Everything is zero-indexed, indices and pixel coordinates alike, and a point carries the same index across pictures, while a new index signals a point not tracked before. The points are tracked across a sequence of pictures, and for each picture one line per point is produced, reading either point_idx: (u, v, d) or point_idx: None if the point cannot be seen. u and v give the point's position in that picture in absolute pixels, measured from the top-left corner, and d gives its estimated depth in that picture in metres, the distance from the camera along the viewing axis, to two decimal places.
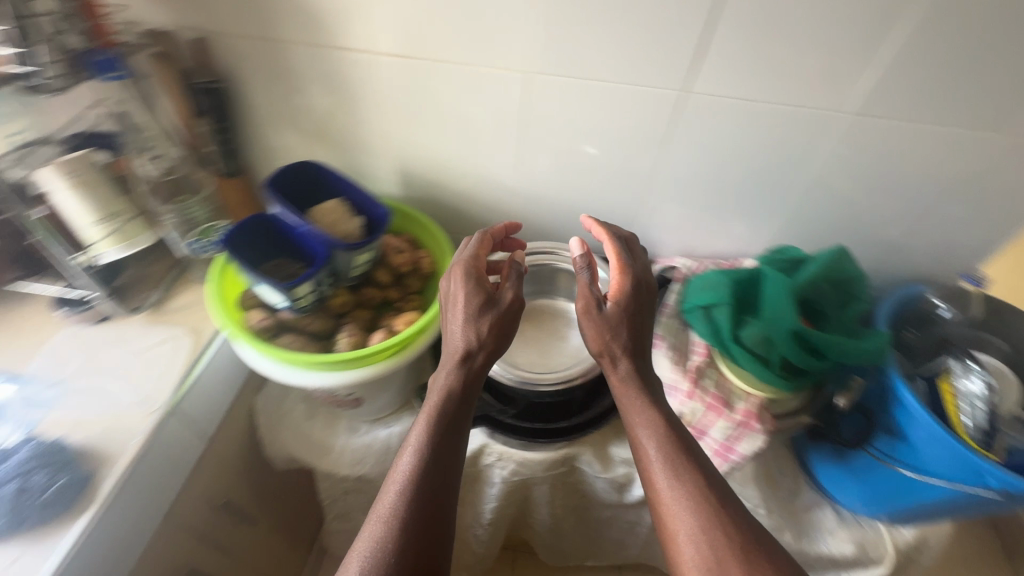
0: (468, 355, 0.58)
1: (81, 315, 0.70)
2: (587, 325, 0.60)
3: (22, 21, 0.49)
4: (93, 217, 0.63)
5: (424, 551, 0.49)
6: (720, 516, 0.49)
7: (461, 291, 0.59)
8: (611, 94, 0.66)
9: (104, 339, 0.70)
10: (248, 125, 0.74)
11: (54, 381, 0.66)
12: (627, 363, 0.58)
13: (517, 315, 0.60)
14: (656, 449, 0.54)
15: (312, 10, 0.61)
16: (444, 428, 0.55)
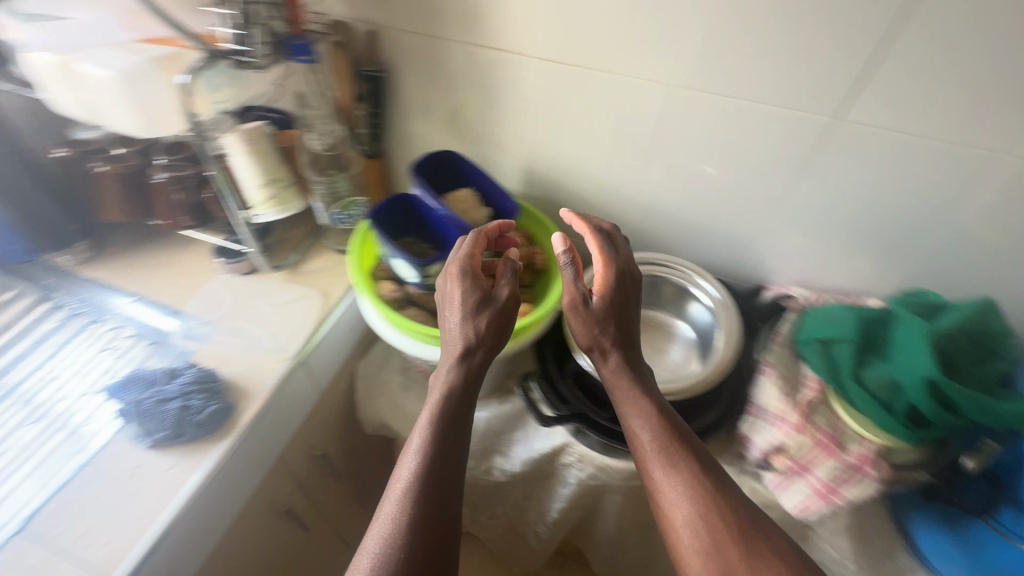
0: (468, 351, 0.59)
1: (234, 266, 0.80)
2: (581, 327, 0.63)
3: (247, 7, 0.56)
4: (259, 183, 0.71)
5: (434, 544, 0.50)
6: (715, 500, 0.53)
7: (456, 287, 0.59)
8: (754, 114, 0.66)
9: (249, 289, 0.79)
10: (396, 113, 0.81)
11: (207, 320, 0.75)
12: (615, 354, 0.61)
13: (511, 307, 0.60)
14: (650, 437, 0.57)
15: (478, 13, 0.66)
16: (448, 424, 0.56)
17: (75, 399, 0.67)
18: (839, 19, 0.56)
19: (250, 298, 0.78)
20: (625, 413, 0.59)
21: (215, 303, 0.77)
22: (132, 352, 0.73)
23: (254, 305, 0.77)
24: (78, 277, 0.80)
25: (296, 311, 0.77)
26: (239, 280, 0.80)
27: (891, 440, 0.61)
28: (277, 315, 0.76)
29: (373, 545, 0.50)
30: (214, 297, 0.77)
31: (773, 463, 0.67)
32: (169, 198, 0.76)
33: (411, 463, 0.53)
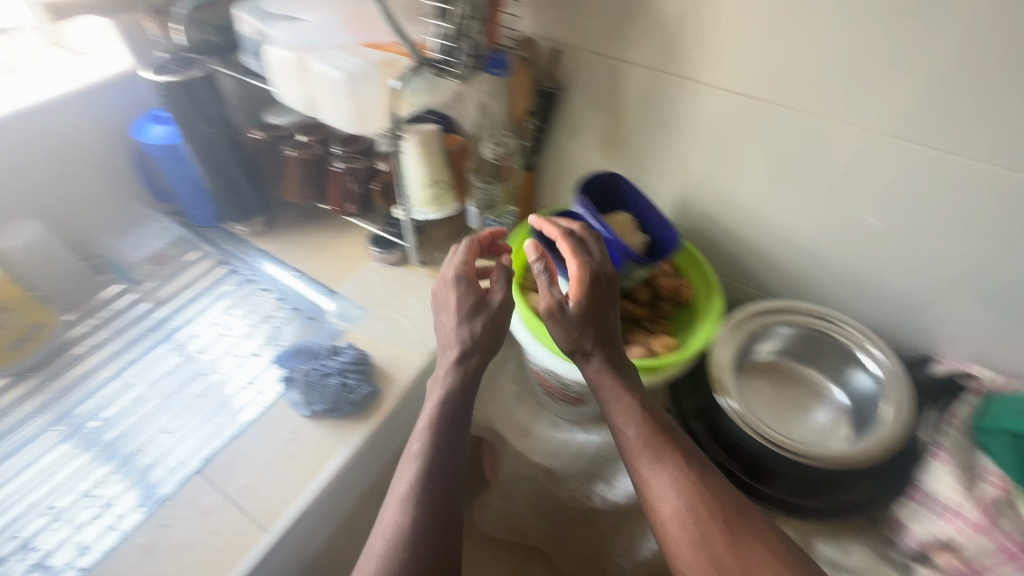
0: (463, 355, 0.60)
1: (386, 256, 0.84)
2: (559, 333, 0.61)
3: (461, 22, 0.59)
4: (423, 182, 0.75)
5: (438, 539, 0.53)
6: (700, 494, 0.55)
7: (453, 296, 0.61)
8: (965, 172, 0.60)
9: (397, 280, 0.83)
10: (558, 129, 0.82)
11: (359, 304, 0.80)
12: (598, 358, 0.60)
13: (506, 315, 0.63)
14: (635, 432, 0.58)
15: (671, 40, 0.65)
16: (448, 425, 0.58)
17: (243, 359, 0.74)
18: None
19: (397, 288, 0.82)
20: (611, 413, 0.60)
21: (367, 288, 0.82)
22: (291, 324, 0.79)
23: (401, 296, 0.81)
24: (252, 246, 0.88)
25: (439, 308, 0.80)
26: (388, 271, 0.85)
27: None
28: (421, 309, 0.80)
29: (379, 548, 0.53)
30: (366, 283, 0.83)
31: (933, 558, 0.61)
32: (342, 186, 0.82)
33: (412, 469, 0.56)
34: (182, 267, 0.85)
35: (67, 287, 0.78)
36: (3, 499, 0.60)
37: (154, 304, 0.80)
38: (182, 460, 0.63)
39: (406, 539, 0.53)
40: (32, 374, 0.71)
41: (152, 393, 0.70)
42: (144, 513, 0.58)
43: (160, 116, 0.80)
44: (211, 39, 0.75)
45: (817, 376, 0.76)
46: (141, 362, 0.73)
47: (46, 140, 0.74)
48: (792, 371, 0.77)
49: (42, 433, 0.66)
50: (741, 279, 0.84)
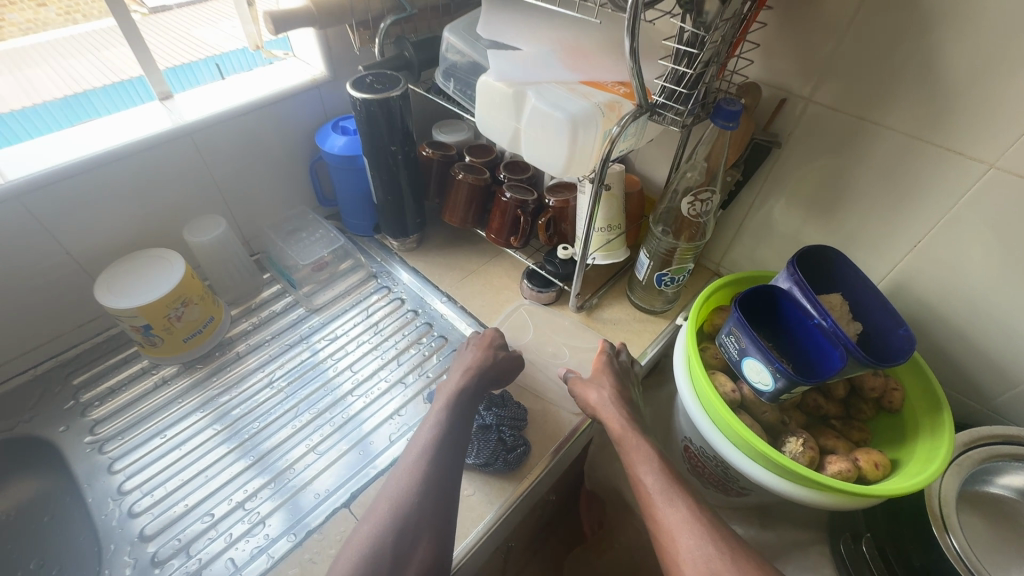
0: (478, 365, 0.65)
1: (541, 295, 0.79)
2: (579, 399, 0.66)
3: (703, 69, 0.52)
4: (601, 224, 0.71)
5: (435, 524, 0.50)
6: (715, 536, 0.50)
7: (485, 332, 0.70)
8: None
9: (549, 322, 0.79)
10: (755, 183, 0.73)
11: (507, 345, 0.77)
12: (619, 410, 0.62)
13: (519, 359, 0.69)
14: (652, 473, 0.56)
15: (941, 104, 0.54)
16: (455, 417, 0.58)
17: (389, 387, 0.71)
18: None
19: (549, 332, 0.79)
20: (627, 459, 0.59)
21: (517, 328, 0.79)
22: (438, 355, 0.75)
23: (554, 341, 0.77)
24: (404, 262, 0.88)
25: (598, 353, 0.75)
26: (539, 309, 0.80)
27: None
28: (574, 360, 0.75)
29: (376, 522, 0.50)
30: (520, 321, 0.80)
31: None
32: (506, 216, 0.78)
33: (420, 448, 0.55)
34: (336, 276, 0.86)
35: (236, 283, 0.81)
36: (159, 503, 0.60)
37: (309, 311, 0.81)
38: (330, 489, 0.61)
39: (402, 518, 0.50)
40: (199, 366, 0.73)
41: (304, 407, 0.69)
42: (293, 542, 0.56)
43: (342, 126, 0.80)
44: (406, 55, 0.74)
45: None
46: (295, 372, 0.73)
47: (241, 143, 0.76)
48: None
49: (200, 433, 0.66)
50: (957, 387, 0.70)
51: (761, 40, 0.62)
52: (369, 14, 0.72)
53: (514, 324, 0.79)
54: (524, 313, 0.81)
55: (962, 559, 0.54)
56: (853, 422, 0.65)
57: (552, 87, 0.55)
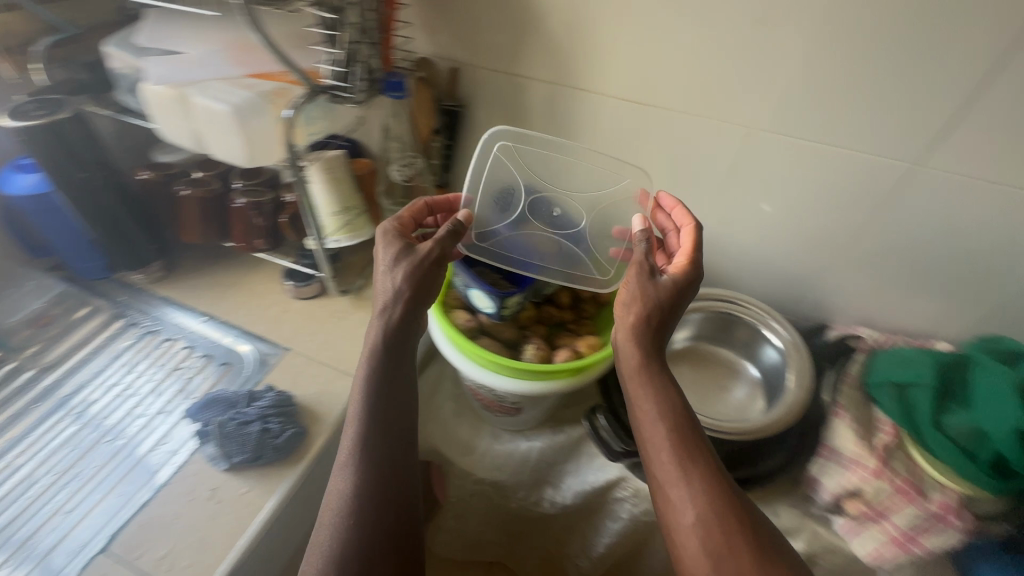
0: (392, 301, 0.59)
1: (548, 166, 0.70)
2: (627, 294, 0.60)
3: (352, 48, 0.59)
4: (334, 208, 0.74)
5: (386, 506, 0.53)
6: (728, 505, 0.50)
7: (378, 243, 0.61)
8: (822, 159, 0.67)
9: (554, 174, 0.70)
10: (467, 143, 0.84)
11: (499, 208, 0.68)
12: (649, 346, 0.57)
13: (433, 249, 0.61)
14: (669, 439, 0.54)
15: (560, 54, 0.69)
16: (382, 400, 0.57)
17: (149, 420, 0.68)
18: (940, 66, 0.56)
19: (558, 184, 0.70)
20: (644, 408, 0.56)
21: (513, 192, 0.69)
22: (204, 373, 0.74)
23: (571, 222, 0.69)
24: (151, 294, 0.82)
25: (617, 220, 0.69)
26: (528, 145, 0.70)
27: (971, 487, 0.62)
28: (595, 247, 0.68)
29: (332, 520, 0.52)
30: (511, 177, 0.69)
31: (848, 508, 0.67)
32: (248, 221, 0.78)
33: None
34: (70, 327, 0.78)
35: None
36: None
37: (39, 372, 0.73)
38: (84, 541, 0.56)
39: (352, 507, 0.52)
40: None
41: (43, 471, 0.63)
42: None
43: (26, 164, 0.72)
44: (80, 78, 0.70)
45: (729, 356, 0.81)
46: (26, 440, 0.66)
47: None
48: (711, 353, 0.82)
49: None
50: None
51: (420, 19, 0.71)
52: (13, 40, 0.69)
53: (503, 193, 0.69)
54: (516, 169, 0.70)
55: None
56: (580, 320, 0.78)
57: (220, 84, 0.58)
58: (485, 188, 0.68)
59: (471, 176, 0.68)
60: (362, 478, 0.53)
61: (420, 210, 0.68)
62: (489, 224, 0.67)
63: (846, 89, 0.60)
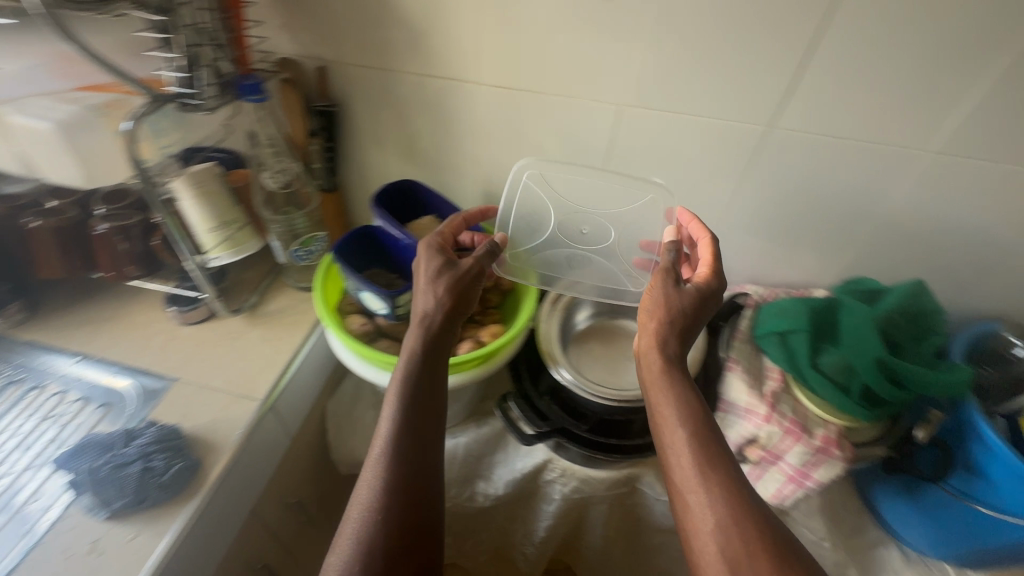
0: (432, 316, 0.60)
1: (576, 187, 0.73)
2: (650, 301, 0.62)
3: (191, 51, 0.56)
4: (209, 224, 0.69)
5: (410, 519, 0.53)
6: (746, 512, 0.49)
7: (420, 255, 0.63)
8: (689, 128, 0.70)
9: (582, 194, 0.73)
10: (350, 143, 0.81)
11: (528, 233, 0.71)
12: (672, 351, 0.59)
13: (474, 269, 0.63)
14: (690, 440, 0.54)
15: (426, 44, 0.68)
16: (409, 423, 0.56)
17: (16, 478, 0.61)
18: (775, 32, 0.59)
19: (584, 204, 0.72)
20: (664, 408, 0.56)
21: (541, 217, 0.72)
22: (83, 415, 0.68)
23: (600, 239, 0.71)
24: (8, 341, 0.73)
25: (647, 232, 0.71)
26: (557, 171, 0.73)
27: (848, 417, 0.67)
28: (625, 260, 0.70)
29: (359, 507, 0.53)
30: (541, 201, 0.72)
31: (748, 454, 0.71)
32: (113, 248, 0.72)
33: None
34: None
35: None
36: None
37: None
38: None
39: (379, 503, 0.52)
40: None
41: None
42: None
43: None
44: None
45: (633, 328, 0.85)
46: None
47: None
48: (615, 326, 0.85)
49: None
50: None
51: (275, 18, 0.68)
52: None
53: (532, 214, 0.72)
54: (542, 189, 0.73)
55: (574, 384, 0.73)
56: (486, 313, 0.78)
57: (41, 100, 0.56)
58: (513, 215, 0.71)
59: (505, 201, 0.72)
60: (390, 474, 0.53)
61: (459, 225, 0.69)
62: (520, 244, 0.70)
63: (698, 61, 0.63)
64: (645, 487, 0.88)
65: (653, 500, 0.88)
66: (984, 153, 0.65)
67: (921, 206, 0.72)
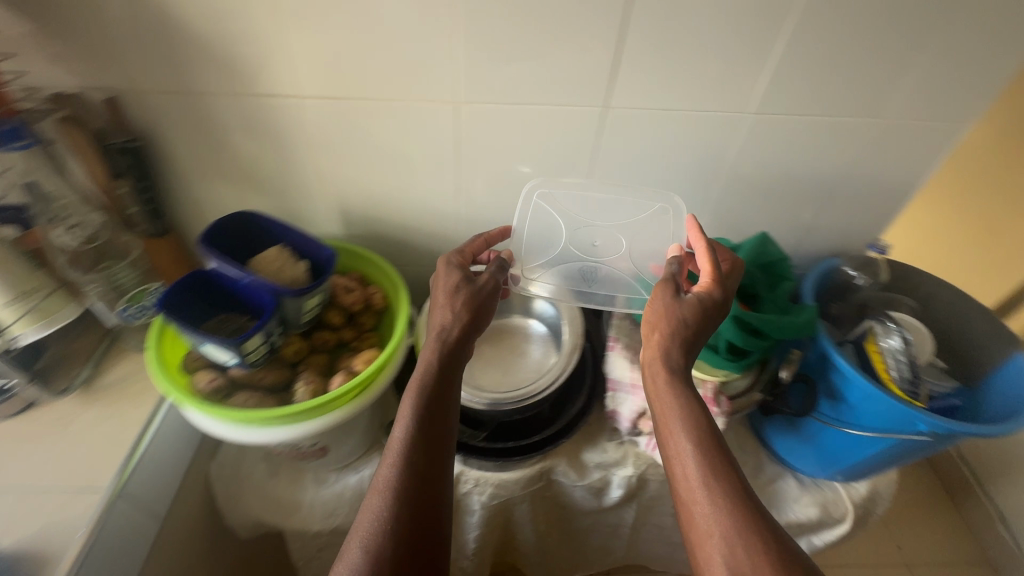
0: (451, 329, 0.61)
1: (583, 203, 0.76)
2: (653, 314, 0.62)
3: None
4: (5, 298, 0.58)
5: (417, 552, 0.50)
6: (751, 525, 0.48)
7: (439, 270, 0.65)
8: (529, 117, 0.69)
9: (589, 209, 0.76)
10: (176, 178, 0.73)
11: (542, 249, 0.74)
12: (680, 357, 0.59)
13: (491, 289, 0.65)
14: (695, 452, 0.53)
15: (230, 61, 0.62)
16: (421, 441, 0.54)
17: None
18: (585, 16, 0.59)
19: (591, 217, 0.75)
20: (669, 414, 0.57)
21: (553, 232, 0.74)
22: None
23: (609, 249, 0.73)
24: None
25: (654, 240, 0.74)
26: (564, 189, 0.76)
27: (720, 372, 0.70)
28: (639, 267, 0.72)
29: (375, 506, 0.51)
30: (550, 217, 0.75)
31: (641, 426, 0.74)
32: None
33: None
34: None
35: None
36: None
37: None
38: None
39: (396, 503, 0.51)
40: None
41: None
42: None
43: None
44: None
45: (520, 322, 0.84)
46: None
47: None
48: (502, 324, 0.84)
49: None
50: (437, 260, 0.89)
51: (35, 48, 0.58)
52: None
53: (545, 233, 0.74)
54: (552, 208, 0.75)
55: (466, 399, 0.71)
56: (361, 336, 0.74)
57: None
58: (526, 233, 0.74)
59: (518, 221, 0.74)
60: (408, 473, 0.53)
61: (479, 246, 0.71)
62: (535, 262, 0.73)
63: (519, 51, 0.62)
64: (562, 476, 0.86)
65: (573, 487, 0.87)
66: (793, 109, 0.70)
67: (753, 164, 0.77)
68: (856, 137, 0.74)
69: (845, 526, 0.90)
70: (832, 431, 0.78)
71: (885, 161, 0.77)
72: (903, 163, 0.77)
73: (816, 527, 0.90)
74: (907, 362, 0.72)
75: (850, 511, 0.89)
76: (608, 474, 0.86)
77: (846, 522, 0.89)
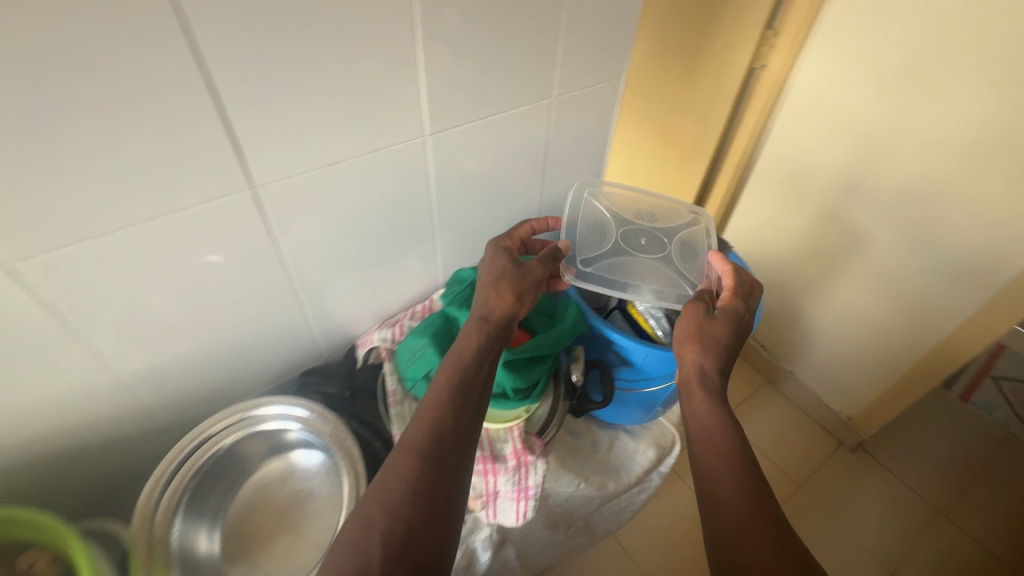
0: (491, 312, 0.62)
1: (631, 211, 0.80)
2: (682, 332, 0.64)
3: None
4: None
5: (428, 517, 0.49)
6: (780, 540, 0.47)
7: (489, 252, 0.68)
8: (149, 237, 0.49)
9: (637, 214, 0.80)
10: None
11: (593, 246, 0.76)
12: (710, 362, 0.61)
13: (535, 276, 0.66)
14: (729, 472, 0.52)
15: None
16: (450, 418, 0.54)
17: None
18: (138, 91, 0.41)
19: (636, 220, 0.79)
20: (700, 424, 0.57)
21: (602, 227, 0.78)
22: None
23: (654, 247, 0.76)
24: None
25: (693, 245, 0.77)
26: (608, 196, 0.81)
27: (519, 412, 0.67)
28: (681, 267, 0.75)
29: (394, 473, 0.50)
30: (601, 217, 0.78)
31: (473, 504, 0.66)
32: None
33: None
34: None
35: None
36: None
37: None
38: None
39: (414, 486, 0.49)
40: None
41: None
42: None
43: None
44: None
45: (279, 465, 0.66)
46: None
47: None
48: (257, 484, 0.64)
49: None
50: (137, 441, 0.64)
51: None
52: None
53: (597, 232, 0.77)
54: (601, 211, 0.79)
55: None
56: None
57: None
58: (579, 223, 0.77)
59: (571, 226, 0.76)
60: (433, 450, 0.52)
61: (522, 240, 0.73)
62: (593, 258, 0.74)
63: (65, 161, 0.41)
64: None
65: None
66: (467, 115, 0.63)
67: (458, 179, 0.70)
68: (538, 121, 0.72)
69: (677, 446, 0.98)
70: (635, 395, 0.79)
71: (571, 131, 0.78)
72: (585, 128, 0.79)
73: (660, 460, 0.97)
74: (664, 317, 0.80)
75: (674, 433, 0.98)
76: (469, 548, 0.76)
77: (677, 442, 0.98)
